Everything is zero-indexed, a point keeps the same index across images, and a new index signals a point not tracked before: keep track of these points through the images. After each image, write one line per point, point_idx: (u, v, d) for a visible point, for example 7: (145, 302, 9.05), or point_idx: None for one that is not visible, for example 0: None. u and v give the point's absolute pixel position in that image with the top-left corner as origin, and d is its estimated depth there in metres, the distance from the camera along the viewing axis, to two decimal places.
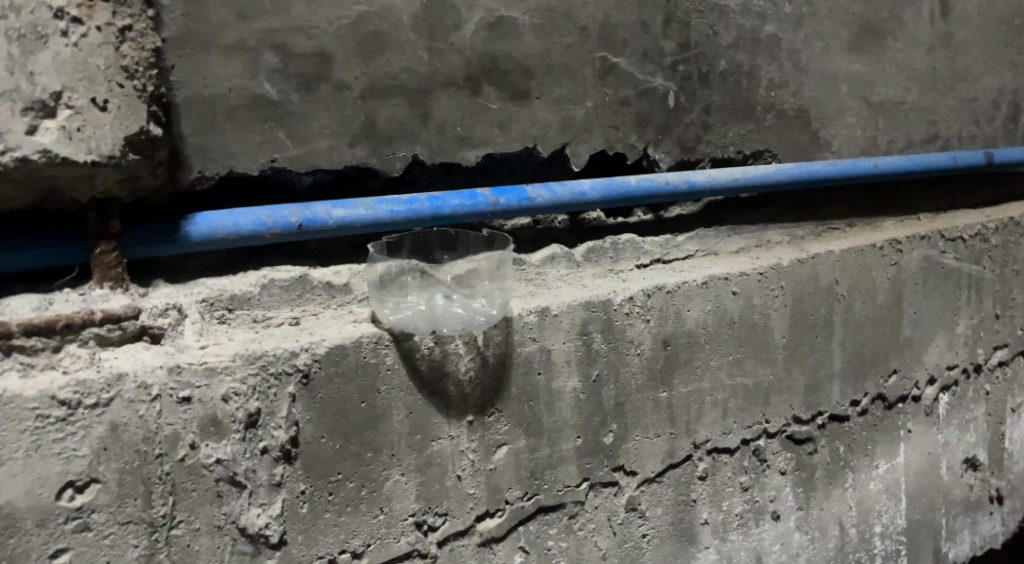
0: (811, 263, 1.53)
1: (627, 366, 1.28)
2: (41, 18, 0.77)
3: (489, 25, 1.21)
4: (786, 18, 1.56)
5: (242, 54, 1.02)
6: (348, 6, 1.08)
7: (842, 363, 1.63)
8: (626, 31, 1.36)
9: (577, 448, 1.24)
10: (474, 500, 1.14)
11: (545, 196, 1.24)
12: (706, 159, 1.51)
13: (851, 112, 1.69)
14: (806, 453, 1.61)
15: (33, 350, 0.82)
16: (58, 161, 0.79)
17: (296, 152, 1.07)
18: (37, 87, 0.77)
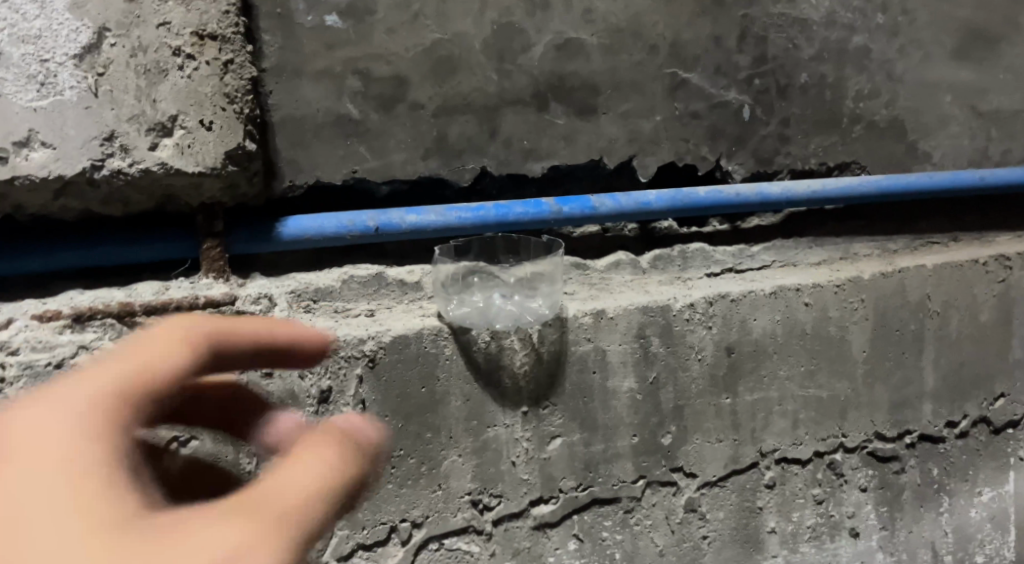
0: (897, 277, 1.48)
1: (688, 371, 1.31)
2: (163, 56, 0.93)
3: (558, 46, 1.29)
4: (877, 28, 1.53)
5: (329, 80, 1.16)
6: (425, 34, 1.20)
7: (934, 383, 1.55)
8: (697, 48, 1.39)
9: (633, 447, 1.28)
10: (528, 486, 1.21)
11: (609, 204, 1.31)
12: (784, 171, 1.50)
13: (954, 121, 1.61)
14: (891, 471, 1.54)
15: (151, 326, 0.98)
16: (173, 172, 0.94)
17: (374, 164, 1.19)
18: (158, 111, 0.93)
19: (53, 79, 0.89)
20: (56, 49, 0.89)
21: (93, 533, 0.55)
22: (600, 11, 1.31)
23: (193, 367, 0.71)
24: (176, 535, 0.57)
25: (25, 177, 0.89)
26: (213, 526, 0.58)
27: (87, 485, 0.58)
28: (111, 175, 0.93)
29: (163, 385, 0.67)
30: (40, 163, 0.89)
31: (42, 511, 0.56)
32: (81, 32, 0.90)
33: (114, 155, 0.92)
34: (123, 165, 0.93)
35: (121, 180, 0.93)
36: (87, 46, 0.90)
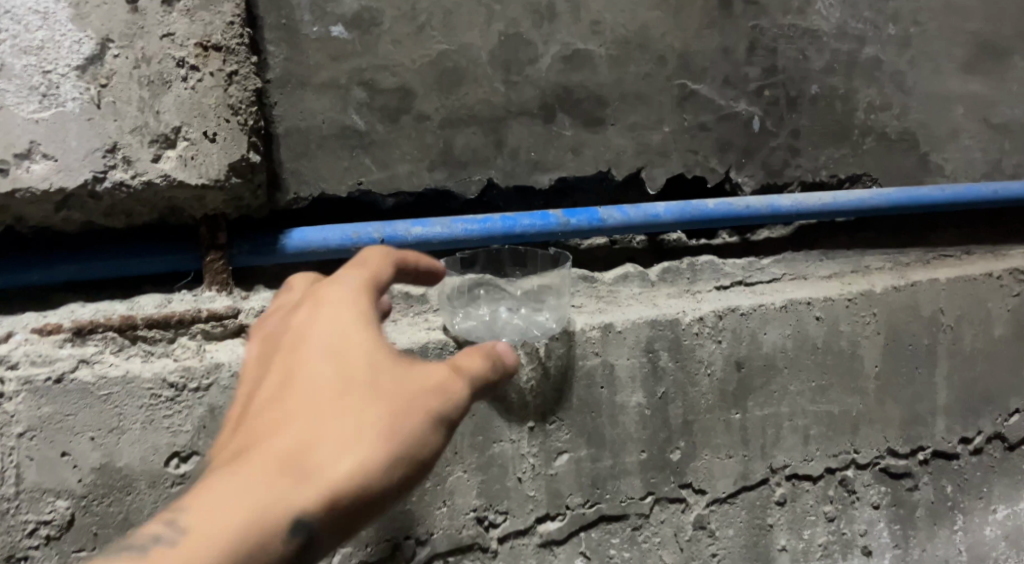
0: (908, 290, 1.46)
1: (697, 386, 1.29)
2: (167, 67, 0.92)
3: (566, 58, 1.28)
4: (888, 40, 1.51)
5: (335, 91, 1.15)
6: (431, 46, 1.19)
7: (947, 399, 1.52)
8: (706, 59, 1.37)
9: (641, 463, 1.26)
10: (534, 502, 1.19)
11: (617, 216, 1.29)
12: (794, 183, 1.48)
13: (966, 133, 1.59)
14: (904, 488, 1.51)
15: (153, 340, 0.97)
16: (176, 184, 0.93)
17: (379, 176, 1.18)
18: (161, 123, 0.92)
19: (55, 90, 0.89)
20: (59, 61, 0.88)
21: (334, 378, 0.70)
22: (607, 22, 1.30)
23: (392, 277, 0.83)
24: (388, 387, 0.70)
25: (26, 189, 0.88)
26: (416, 389, 0.71)
27: (328, 344, 0.73)
28: (113, 187, 0.91)
29: (380, 286, 0.81)
30: (41, 175, 0.88)
31: (300, 368, 0.72)
32: (84, 43, 0.89)
33: (116, 167, 0.91)
34: (126, 177, 0.92)
35: (123, 193, 0.92)
36: (89, 57, 0.90)
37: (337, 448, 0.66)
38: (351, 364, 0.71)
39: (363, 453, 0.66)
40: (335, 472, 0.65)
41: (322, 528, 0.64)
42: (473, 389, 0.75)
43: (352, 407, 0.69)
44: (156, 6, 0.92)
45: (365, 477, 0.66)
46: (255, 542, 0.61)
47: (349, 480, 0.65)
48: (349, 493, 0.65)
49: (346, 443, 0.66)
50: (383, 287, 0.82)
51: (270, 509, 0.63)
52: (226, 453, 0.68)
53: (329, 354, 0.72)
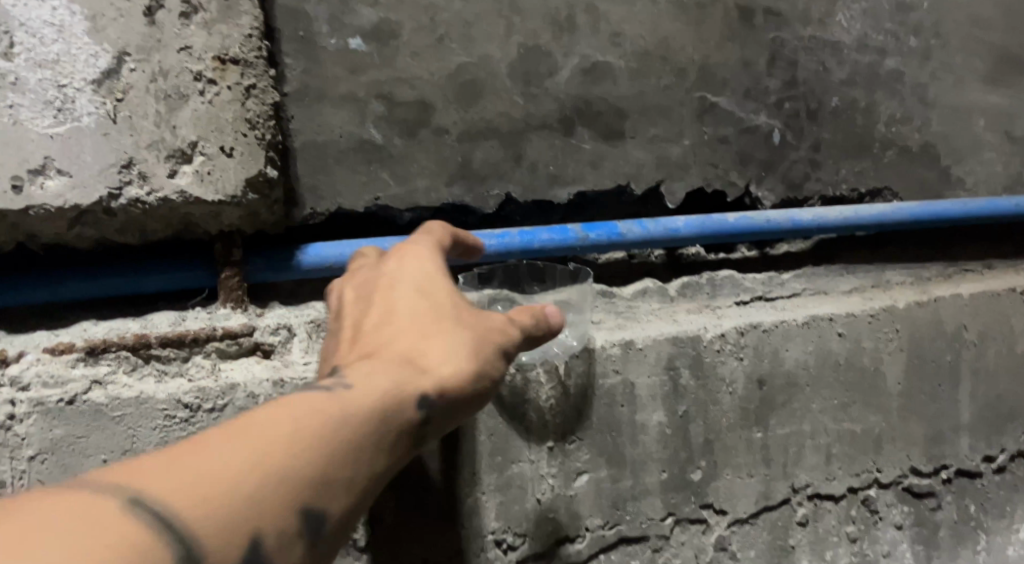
0: (932, 306, 1.43)
1: (718, 404, 1.26)
2: (184, 81, 0.90)
3: (585, 70, 1.26)
4: (909, 52, 1.49)
5: (352, 104, 1.13)
6: (450, 58, 1.17)
7: (970, 416, 1.48)
8: (726, 72, 1.35)
9: (662, 483, 1.23)
10: (554, 525, 1.17)
11: (636, 231, 1.27)
12: (815, 197, 1.45)
13: (987, 147, 1.56)
14: (926, 508, 1.48)
15: (167, 358, 0.95)
16: (192, 200, 0.91)
17: (396, 191, 1.15)
18: (178, 138, 0.90)
19: (70, 105, 0.87)
20: (74, 74, 0.87)
21: (433, 301, 0.81)
22: (628, 34, 1.28)
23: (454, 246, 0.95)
24: (477, 316, 0.82)
25: (40, 206, 0.86)
26: (498, 320, 0.83)
27: (423, 279, 0.83)
28: (129, 204, 0.89)
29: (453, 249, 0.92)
30: (55, 192, 0.86)
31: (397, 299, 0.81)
32: (100, 56, 0.87)
33: (132, 183, 0.89)
34: (141, 193, 0.89)
35: (138, 209, 0.90)
36: (106, 70, 0.88)
37: (447, 350, 0.77)
38: (440, 294, 0.82)
39: (467, 357, 0.78)
40: (449, 368, 0.76)
41: (442, 411, 0.75)
42: (528, 338, 0.86)
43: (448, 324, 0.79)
44: (174, 19, 0.90)
45: (469, 376, 0.77)
46: (395, 414, 0.71)
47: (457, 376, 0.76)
48: (460, 385, 0.76)
49: (453, 348, 0.77)
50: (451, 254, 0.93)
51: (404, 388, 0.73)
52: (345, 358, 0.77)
53: (420, 286, 0.82)
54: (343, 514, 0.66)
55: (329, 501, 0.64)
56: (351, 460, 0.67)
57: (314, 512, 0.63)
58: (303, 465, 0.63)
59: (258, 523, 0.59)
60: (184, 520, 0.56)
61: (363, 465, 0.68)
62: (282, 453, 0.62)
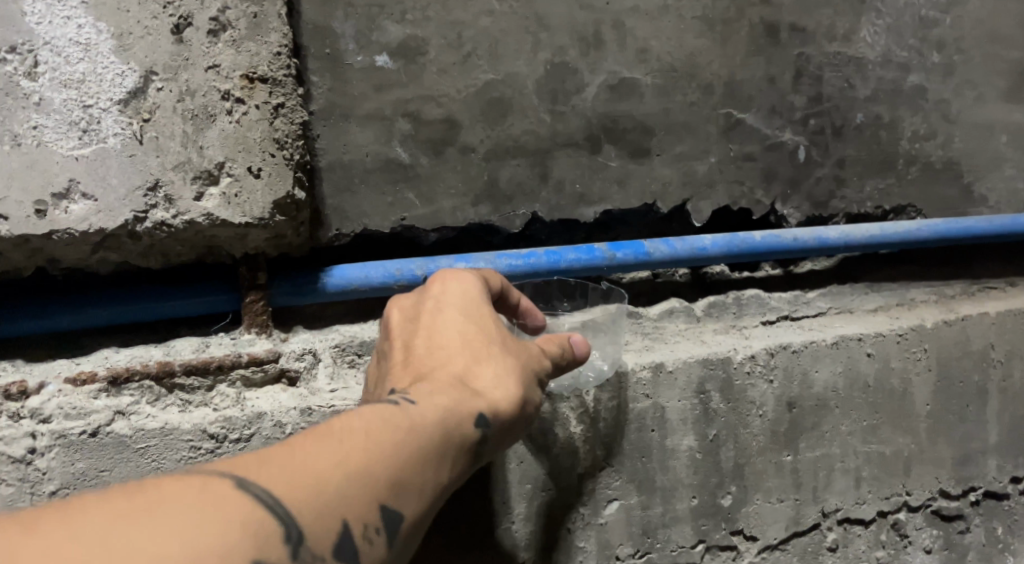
0: (959, 325, 1.41)
1: (748, 427, 1.24)
2: (212, 100, 0.88)
3: (611, 87, 1.24)
4: (933, 68, 1.46)
5: (378, 122, 1.10)
6: (476, 75, 1.15)
7: (999, 437, 1.45)
8: (752, 88, 1.33)
9: (692, 509, 1.21)
10: (584, 554, 1.16)
11: (663, 250, 1.24)
12: (839, 215, 1.43)
13: (1009, 163, 1.53)
14: (955, 531, 1.44)
15: (190, 387, 0.91)
16: (219, 223, 0.89)
17: (423, 211, 1.13)
18: (205, 159, 0.88)
19: (96, 125, 0.84)
20: (100, 94, 0.84)
21: (482, 325, 0.83)
22: (654, 50, 1.26)
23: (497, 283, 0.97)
24: (519, 345, 0.85)
25: (64, 231, 0.84)
26: (534, 349, 0.87)
27: (468, 305, 0.85)
28: (154, 227, 0.87)
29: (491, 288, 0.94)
30: (80, 216, 0.84)
31: (447, 321, 0.84)
32: (127, 76, 0.85)
33: (158, 206, 0.86)
34: (167, 216, 0.87)
35: (164, 232, 0.88)
36: (133, 90, 0.85)
37: (502, 371, 0.80)
38: (486, 319, 0.85)
39: (517, 379, 0.81)
40: (503, 389, 0.79)
41: (500, 427, 0.78)
42: (556, 367, 0.90)
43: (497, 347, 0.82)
44: (202, 36, 0.87)
45: (520, 398, 0.80)
46: (460, 427, 0.74)
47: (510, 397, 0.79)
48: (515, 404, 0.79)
49: (504, 371, 0.80)
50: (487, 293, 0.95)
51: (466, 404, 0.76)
52: (401, 380, 0.79)
53: (468, 309, 0.85)
54: (416, 519, 0.68)
55: (404, 504, 0.67)
56: (424, 467, 0.70)
57: (392, 514, 0.66)
58: (385, 465, 0.66)
59: (346, 519, 0.62)
60: (284, 506, 0.59)
61: (433, 475, 0.70)
62: (365, 453, 0.65)
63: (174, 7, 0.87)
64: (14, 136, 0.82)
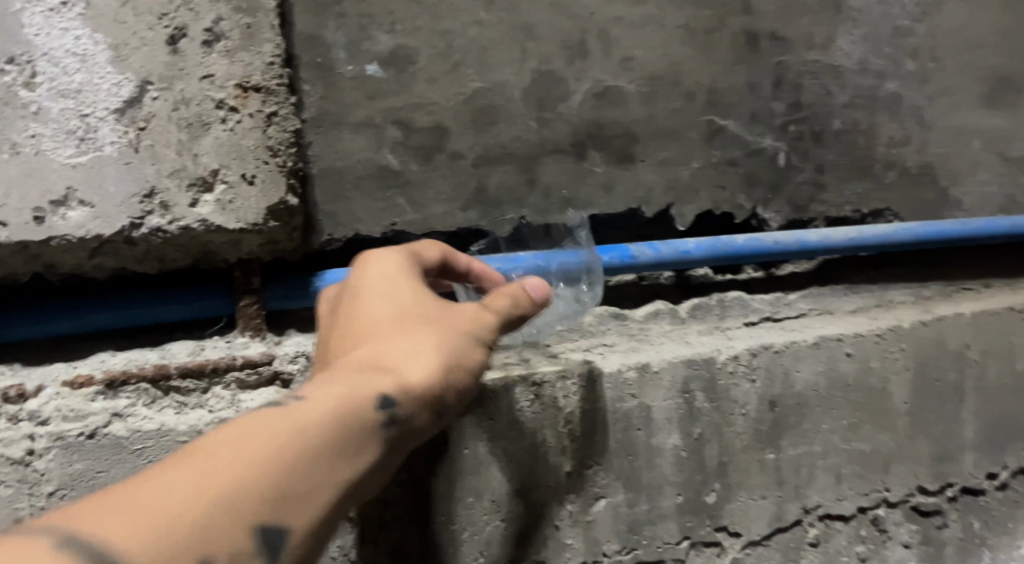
0: (936, 325, 1.45)
1: (732, 426, 1.27)
2: (206, 109, 0.90)
3: (597, 95, 1.27)
4: (909, 75, 1.50)
5: (369, 129, 1.13)
6: (464, 84, 1.18)
7: (975, 434, 1.48)
8: (734, 96, 1.37)
9: (678, 506, 1.24)
10: (572, 551, 1.18)
11: (648, 253, 1.27)
12: (819, 218, 1.46)
13: (985, 167, 1.57)
14: (933, 526, 1.48)
15: (186, 390, 0.93)
16: (213, 229, 0.91)
17: (413, 216, 1.16)
18: (199, 166, 0.90)
19: (93, 134, 0.86)
20: (98, 104, 0.86)
21: (398, 305, 0.83)
22: (638, 59, 1.29)
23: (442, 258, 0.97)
24: (443, 313, 0.83)
25: (62, 237, 0.86)
26: (465, 313, 0.84)
27: (387, 287, 0.85)
28: (150, 233, 0.89)
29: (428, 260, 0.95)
30: (77, 222, 0.86)
31: (366, 305, 0.83)
32: (123, 85, 0.87)
33: (153, 212, 0.88)
34: (163, 222, 0.89)
35: (159, 238, 0.89)
36: (128, 100, 0.87)
37: (419, 347, 0.79)
38: (406, 297, 0.84)
39: (437, 349, 0.79)
40: (419, 364, 0.78)
41: (419, 401, 0.77)
42: (506, 321, 0.88)
43: (414, 324, 0.81)
44: (196, 47, 0.90)
45: (436, 372, 0.78)
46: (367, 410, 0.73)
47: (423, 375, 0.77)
48: (431, 380, 0.78)
49: (419, 348, 0.79)
50: (428, 267, 0.96)
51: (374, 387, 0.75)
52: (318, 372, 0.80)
53: (387, 290, 0.85)
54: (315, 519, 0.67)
55: (298, 509, 0.65)
56: (321, 465, 0.68)
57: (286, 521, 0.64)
58: (273, 471, 0.64)
59: (237, 533, 0.61)
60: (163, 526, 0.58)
61: (335, 470, 0.69)
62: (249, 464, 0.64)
63: (169, 19, 0.89)
64: (13, 145, 0.84)
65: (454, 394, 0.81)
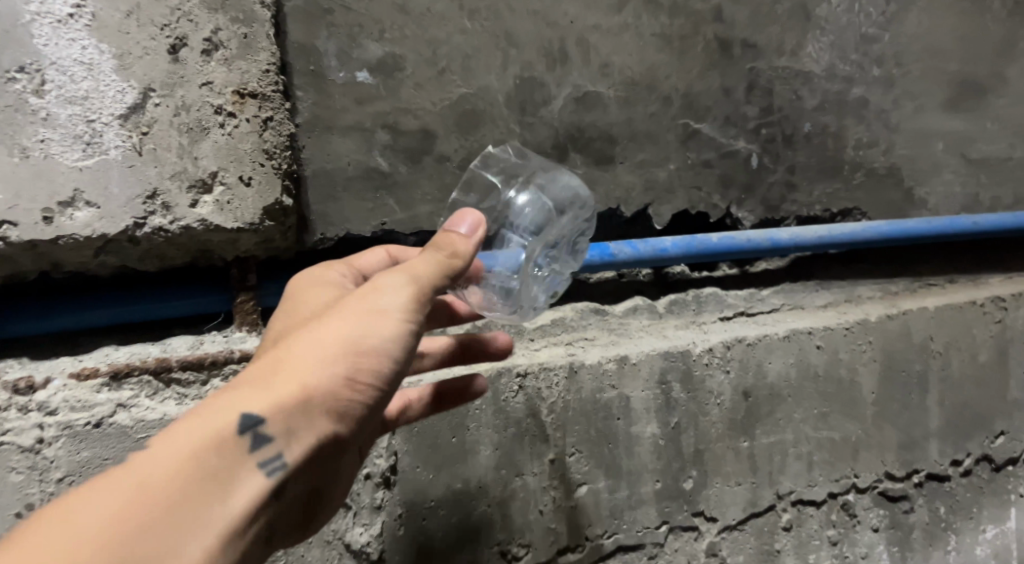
0: (901, 319, 1.52)
1: (707, 415, 1.33)
2: (205, 114, 0.95)
3: (577, 99, 1.33)
4: (874, 81, 1.57)
5: (359, 133, 1.18)
6: (450, 89, 1.23)
7: (940, 423, 1.55)
8: (708, 100, 1.43)
9: (656, 492, 1.30)
10: (556, 534, 1.23)
11: (627, 251, 1.33)
12: (791, 217, 1.53)
13: (947, 169, 1.64)
14: (901, 510, 1.54)
15: (187, 382, 0.97)
16: (213, 228, 0.96)
17: (401, 216, 1.21)
18: (199, 168, 0.95)
19: (98, 138, 0.91)
20: (103, 110, 0.91)
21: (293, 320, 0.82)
22: (616, 65, 1.35)
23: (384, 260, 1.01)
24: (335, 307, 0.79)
25: (70, 236, 0.91)
26: (359, 294, 0.79)
27: (290, 306, 0.85)
28: (152, 232, 0.94)
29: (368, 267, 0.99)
30: (84, 222, 0.91)
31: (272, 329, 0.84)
32: (127, 92, 0.92)
33: (156, 212, 0.93)
34: (164, 222, 0.94)
35: (161, 237, 0.95)
36: (132, 106, 0.92)
37: (306, 338, 0.75)
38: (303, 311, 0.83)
39: (320, 340, 0.75)
40: (297, 365, 0.74)
41: (300, 402, 0.73)
42: (416, 291, 0.80)
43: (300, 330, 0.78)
44: (196, 56, 0.95)
45: (319, 370, 0.74)
46: (242, 424, 0.71)
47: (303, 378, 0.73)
48: (325, 367, 0.74)
49: (298, 349, 0.75)
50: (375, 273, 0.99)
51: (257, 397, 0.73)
52: None
53: (289, 309, 0.85)
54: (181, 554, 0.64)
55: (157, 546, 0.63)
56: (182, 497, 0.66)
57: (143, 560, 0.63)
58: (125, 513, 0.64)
59: None
60: None
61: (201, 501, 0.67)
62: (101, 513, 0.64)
63: (170, 29, 0.93)
64: (23, 149, 0.89)
65: (356, 376, 0.75)
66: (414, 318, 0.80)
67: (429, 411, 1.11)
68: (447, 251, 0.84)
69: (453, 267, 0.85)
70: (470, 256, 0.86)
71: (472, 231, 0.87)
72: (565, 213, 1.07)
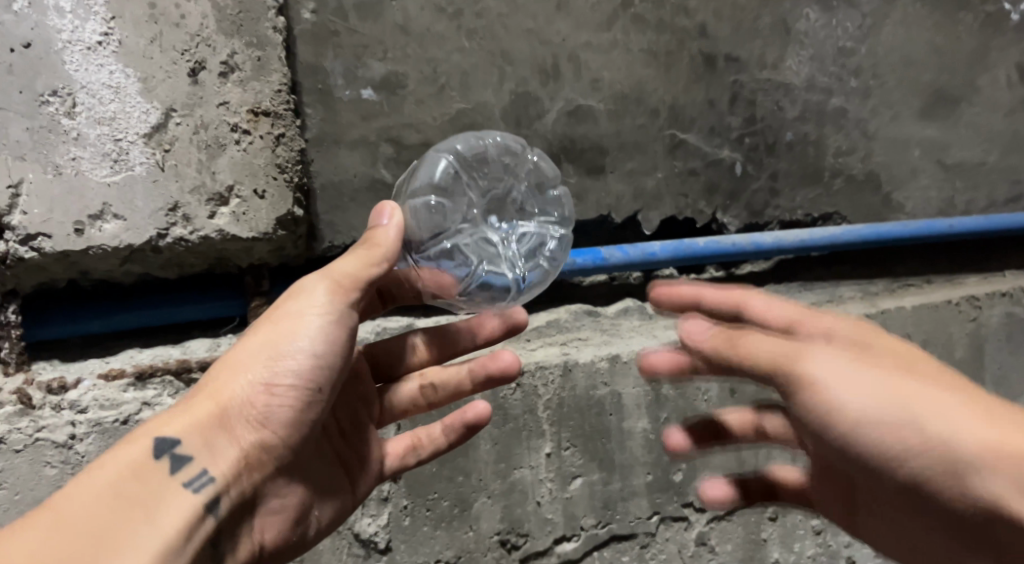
0: (879, 318, 1.59)
1: (695, 410, 1.40)
2: (223, 132, 1.04)
3: (569, 113, 1.40)
4: (852, 91, 1.64)
5: (364, 147, 1.25)
6: (449, 105, 1.30)
7: None
8: (693, 111, 1.51)
9: (648, 484, 1.36)
10: (553, 525, 1.31)
11: (618, 255, 1.40)
12: (774, 222, 1.60)
13: (924, 174, 1.72)
14: None
15: None
16: (230, 237, 1.05)
17: None
18: (216, 182, 1.03)
19: (125, 156, 1.00)
20: (129, 129, 1.00)
21: None
22: (605, 79, 1.42)
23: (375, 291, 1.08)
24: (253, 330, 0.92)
25: (99, 246, 1.00)
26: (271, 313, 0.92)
27: None
28: (174, 242, 1.03)
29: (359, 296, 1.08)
30: (112, 233, 1.00)
31: None
32: (151, 113, 1.01)
33: (177, 224, 1.02)
34: (185, 233, 1.03)
35: (182, 247, 1.04)
36: (155, 125, 1.01)
37: (222, 363, 0.89)
38: None
39: (234, 360, 0.88)
40: (216, 385, 0.87)
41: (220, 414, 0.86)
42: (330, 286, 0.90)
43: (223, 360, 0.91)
44: (214, 78, 1.03)
45: (232, 385, 0.87)
46: (170, 441, 0.84)
47: (219, 394, 0.87)
48: (248, 375, 0.87)
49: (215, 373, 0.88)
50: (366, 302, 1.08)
51: (193, 410, 0.86)
52: None
53: None
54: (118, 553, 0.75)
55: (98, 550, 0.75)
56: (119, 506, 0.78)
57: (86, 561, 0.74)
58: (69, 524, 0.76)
59: None
60: None
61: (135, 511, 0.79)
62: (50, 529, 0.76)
63: (190, 54, 1.02)
64: (56, 166, 0.98)
65: (266, 381, 0.87)
66: (329, 314, 0.90)
67: (445, 448, 1.10)
68: (365, 243, 0.94)
69: (376, 257, 0.93)
70: (392, 244, 0.94)
71: (392, 220, 0.95)
72: (516, 167, 1.23)
